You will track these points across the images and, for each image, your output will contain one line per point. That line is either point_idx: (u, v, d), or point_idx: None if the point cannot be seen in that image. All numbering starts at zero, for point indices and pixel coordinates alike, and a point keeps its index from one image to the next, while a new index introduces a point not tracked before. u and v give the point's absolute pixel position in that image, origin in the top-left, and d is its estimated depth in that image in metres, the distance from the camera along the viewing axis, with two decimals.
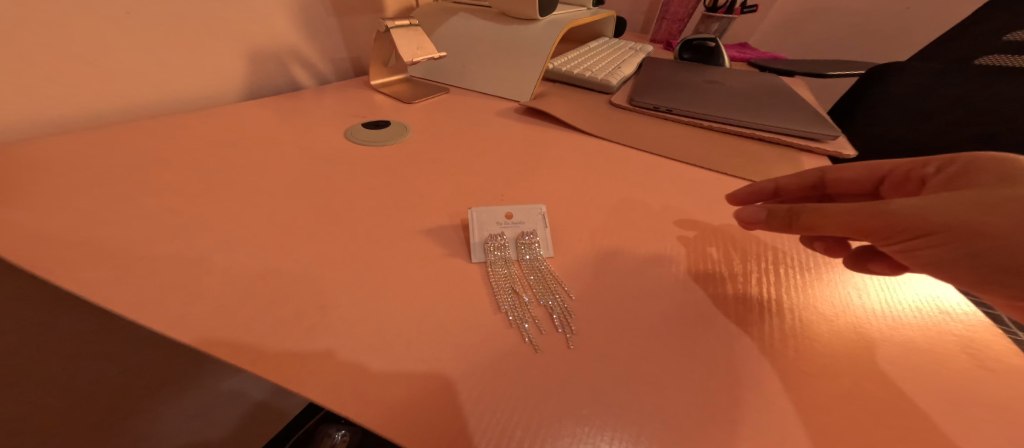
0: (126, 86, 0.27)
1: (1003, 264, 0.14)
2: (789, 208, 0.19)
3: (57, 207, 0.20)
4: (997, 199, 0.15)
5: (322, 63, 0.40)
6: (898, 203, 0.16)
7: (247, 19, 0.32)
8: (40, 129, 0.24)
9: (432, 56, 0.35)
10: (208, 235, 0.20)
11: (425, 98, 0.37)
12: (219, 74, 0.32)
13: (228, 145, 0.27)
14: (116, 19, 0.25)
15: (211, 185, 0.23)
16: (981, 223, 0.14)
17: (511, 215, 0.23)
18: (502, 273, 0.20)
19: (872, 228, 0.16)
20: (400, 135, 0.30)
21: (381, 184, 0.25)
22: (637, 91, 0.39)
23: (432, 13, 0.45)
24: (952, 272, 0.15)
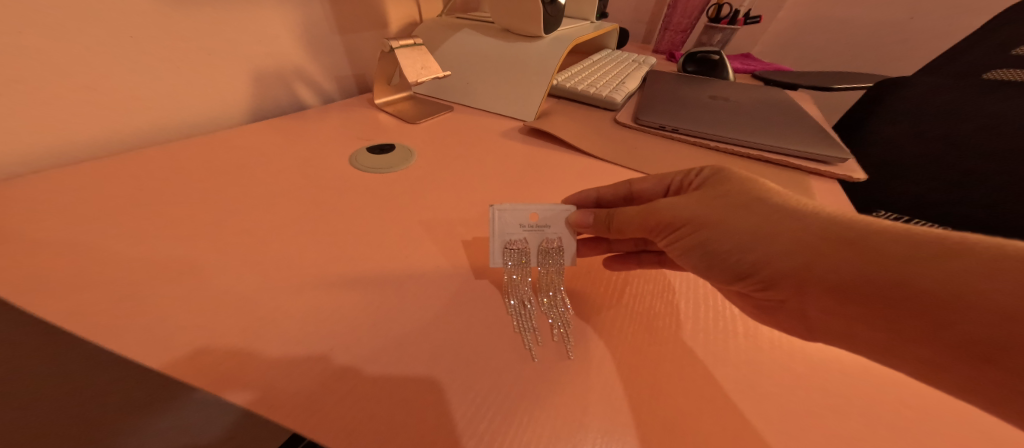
0: (133, 112, 0.27)
1: (715, 250, 0.19)
2: (607, 212, 0.22)
3: (57, 238, 0.19)
4: (717, 197, 0.19)
5: (327, 82, 0.40)
6: (664, 202, 0.20)
7: (252, 39, 0.32)
8: (42, 154, 0.24)
9: (436, 75, 0.35)
10: (212, 266, 0.19)
11: (430, 118, 0.36)
12: (224, 97, 0.32)
13: (232, 169, 0.27)
14: (121, 43, 0.25)
15: (214, 212, 0.23)
16: (710, 217, 0.19)
17: (540, 217, 0.22)
18: (515, 280, 0.21)
19: (650, 227, 0.21)
20: (406, 159, 0.30)
21: (385, 211, 0.25)
22: (643, 109, 0.39)
23: (435, 30, 0.45)
24: (687, 258, 0.20)
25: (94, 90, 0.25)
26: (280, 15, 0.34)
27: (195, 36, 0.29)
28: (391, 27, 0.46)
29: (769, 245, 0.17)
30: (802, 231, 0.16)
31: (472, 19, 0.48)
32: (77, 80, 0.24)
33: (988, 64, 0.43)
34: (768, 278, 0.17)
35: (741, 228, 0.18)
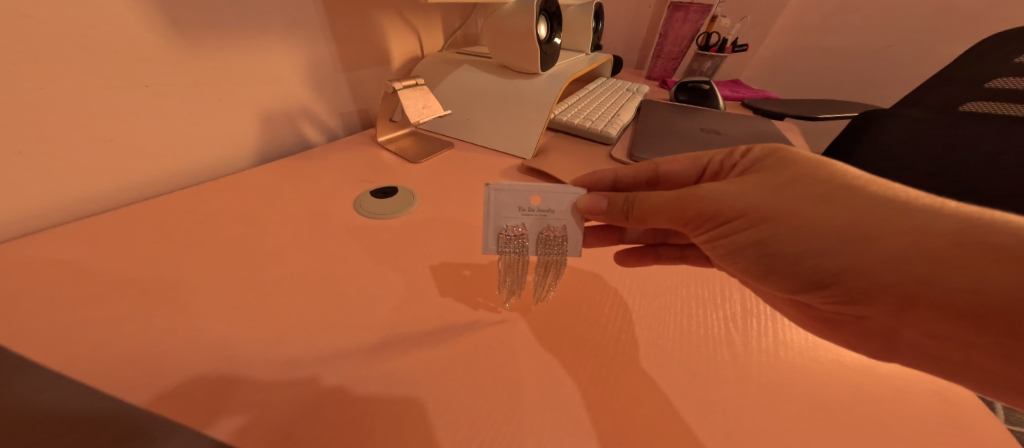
0: (145, 160, 0.28)
1: (786, 250, 0.19)
2: (626, 197, 0.23)
3: (71, 294, 0.20)
4: (781, 183, 0.19)
5: (333, 120, 0.42)
6: (708, 189, 0.21)
7: (262, 83, 0.34)
8: (54, 204, 0.25)
9: (437, 115, 0.36)
10: (218, 317, 0.20)
11: (431, 157, 0.37)
12: (233, 138, 0.33)
13: (240, 214, 0.28)
14: (135, 91, 0.26)
15: (219, 259, 0.24)
16: (777, 211, 0.19)
17: (539, 198, 0.22)
18: (513, 260, 0.23)
19: (692, 215, 0.21)
20: (408, 204, 0.31)
21: (386, 253, 0.26)
22: (637, 144, 0.40)
23: (435, 66, 0.47)
24: (744, 253, 0.20)
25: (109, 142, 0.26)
26: (289, 61, 0.35)
27: (208, 86, 0.30)
28: (392, 63, 0.47)
29: (867, 249, 0.16)
30: (922, 235, 0.16)
31: (471, 55, 0.50)
32: (93, 131, 0.25)
33: (965, 97, 0.44)
34: (861, 290, 0.17)
35: (834, 224, 0.17)
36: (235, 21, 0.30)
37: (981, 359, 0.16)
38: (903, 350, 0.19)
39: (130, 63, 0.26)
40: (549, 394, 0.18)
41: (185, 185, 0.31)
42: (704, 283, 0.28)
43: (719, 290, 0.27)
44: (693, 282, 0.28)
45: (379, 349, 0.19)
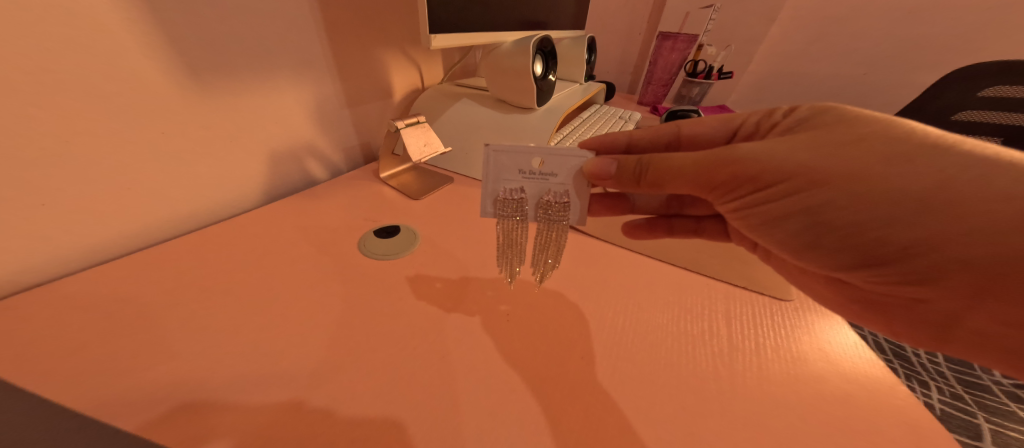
0: (161, 206, 0.30)
1: (846, 216, 0.22)
2: (637, 158, 0.26)
3: (96, 342, 0.22)
4: (838, 143, 0.22)
5: (338, 155, 0.44)
6: (748, 147, 0.23)
7: (271, 124, 0.36)
8: (74, 250, 0.27)
9: (437, 151, 0.38)
10: (229, 362, 0.22)
11: (430, 192, 0.39)
12: (242, 177, 0.35)
13: (253, 256, 0.30)
14: (152, 139, 0.28)
15: (231, 303, 0.25)
16: (833, 172, 0.21)
17: (533, 162, 0.25)
18: (511, 225, 0.28)
19: (734, 174, 0.24)
20: (411, 244, 0.32)
21: (388, 294, 0.28)
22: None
23: (436, 99, 0.49)
24: (788, 212, 0.23)
25: (127, 193, 0.28)
26: (299, 103, 0.38)
27: (222, 131, 0.32)
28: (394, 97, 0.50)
29: (939, 222, 0.20)
30: (991, 212, 0.19)
31: (469, 88, 0.53)
32: (109, 178, 0.27)
33: None
34: (935, 260, 0.20)
35: (903, 191, 0.20)
36: (248, 69, 0.33)
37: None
38: (954, 315, 0.22)
39: (147, 114, 0.28)
40: (532, 432, 0.20)
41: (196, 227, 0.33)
42: (692, 318, 0.29)
43: (706, 325, 0.29)
44: (681, 318, 0.29)
45: (378, 392, 0.21)
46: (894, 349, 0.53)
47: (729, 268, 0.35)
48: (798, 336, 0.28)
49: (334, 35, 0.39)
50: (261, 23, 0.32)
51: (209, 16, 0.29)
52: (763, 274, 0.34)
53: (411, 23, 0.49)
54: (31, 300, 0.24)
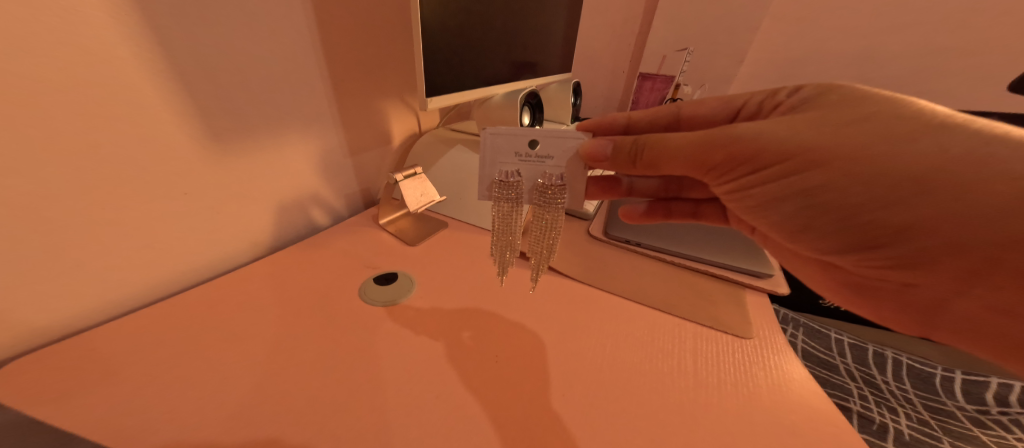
0: (186, 257, 0.36)
1: (847, 200, 0.26)
2: (634, 140, 0.30)
3: (121, 375, 0.26)
4: (842, 127, 0.26)
5: (338, 203, 0.50)
6: (749, 126, 0.27)
7: (281, 178, 0.42)
8: (105, 292, 0.32)
9: (433, 200, 0.41)
10: (234, 394, 0.25)
11: (425, 239, 0.45)
12: (251, 224, 0.41)
13: (266, 302, 0.34)
14: (175, 196, 0.33)
15: (242, 340, 0.30)
16: (835, 156, 0.25)
17: (528, 143, 0.31)
18: (508, 204, 0.34)
19: (742, 152, 0.28)
20: (407, 291, 0.37)
21: (382, 334, 0.32)
22: (611, 224, 0.52)
23: (432, 145, 0.53)
24: (790, 188, 0.28)
25: (158, 248, 0.34)
26: (306, 163, 0.44)
27: (240, 192, 0.38)
28: (393, 139, 0.56)
29: (934, 207, 0.23)
30: (985, 198, 0.22)
31: (464, 133, 0.57)
32: (136, 232, 0.32)
33: None
34: (929, 246, 0.24)
35: (905, 177, 0.24)
36: (263, 132, 0.38)
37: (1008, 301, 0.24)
38: (946, 293, 0.26)
39: (170, 177, 0.32)
40: None
41: (216, 274, 0.39)
42: (656, 356, 0.33)
43: (667, 361, 0.32)
44: (647, 355, 0.32)
45: (365, 423, 0.24)
46: (866, 376, 0.57)
47: (697, 309, 0.38)
48: (755, 371, 0.31)
49: (339, 104, 0.46)
50: (278, 102, 0.39)
51: (236, 102, 0.35)
52: (725, 312, 0.38)
53: (408, 83, 0.56)
54: (71, 340, 0.29)
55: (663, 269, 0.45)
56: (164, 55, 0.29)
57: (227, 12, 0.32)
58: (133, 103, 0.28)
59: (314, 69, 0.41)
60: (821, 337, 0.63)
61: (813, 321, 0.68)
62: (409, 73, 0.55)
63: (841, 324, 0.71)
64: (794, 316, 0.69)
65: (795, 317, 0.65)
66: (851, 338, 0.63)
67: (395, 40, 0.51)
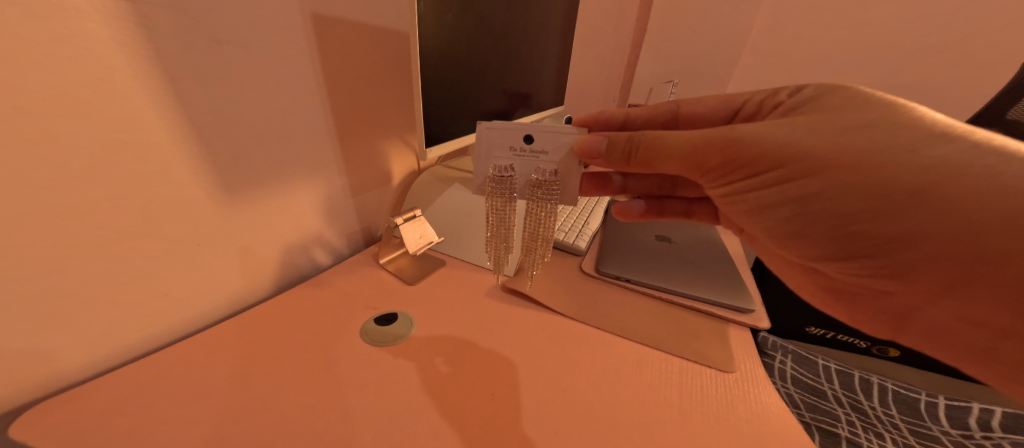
0: (200, 300, 0.40)
1: (839, 210, 0.30)
2: (627, 137, 0.34)
3: (138, 418, 0.29)
4: (841, 136, 0.29)
5: (339, 241, 0.55)
6: (751, 131, 0.31)
7: (287, 223, 0.46)
8: (125, 338, 0.35)
9: (431, 241, 0.44)
10: (242, 436, 0.28)
11: (422, 277, 0.50)
12: (257, 267, 0.44)
13: (276, 341, 0.37)
14: (191, 247, 0.37)
15: (251, 383, 0.33)
16: (831, 169, 0.29)
17: (522, 137, 0.35)
18: (501, 195, 0.37)
19: (746, 160, 0.32)
20: (406, 331, 0.40)
21: (381, 374, 0.35)
22: (602, 260, 0.54)
23: (429, 184, 0.57)
24: (787, 194, 0.32)
25: (174, 292, 0.37)
26: (312, 207, 0.48)
27: (249, 239, 0.42)
28: (393, 178, 0.61)
29: (915, 222, 0.28)
30: (963, 214, 0.26)
31: (459, 171, 0.62)
32: (154, 281, 0.35)
33: None
34: (909, 256, 0.29)
35: (893, 191, 0.28)
36: (273, 182, 0.42)
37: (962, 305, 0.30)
38: (916, 298, 0.32)
39: (187, 230, 0.36)
40: None
41: (227, 311, 0.43)
42: (641, 393, 0.34)
43: (650, 397, 0.34)
44: (632, 392, 0.35)
45: None
46: (853, 402, 0.59)
47: (682, 344, 0.41)
48: (735, 405, 0.33)
49: (344, 153, 0.50)
50: (289, 157, 0.43)
51: (250, 159, 0.39)
52: (708, 347, 0.40)
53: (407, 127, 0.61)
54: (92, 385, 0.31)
55: (648, 300, 0.48)
56: (190, 126, 0.33)
57: (247, 84, 0.36)
58: (161, 169, 0.32)
59: (322, 125, 0.46)
60: (810, 363, 0.64)
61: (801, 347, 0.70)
62: (409, 119, 0.60)
63: (829, 350, 0.73)
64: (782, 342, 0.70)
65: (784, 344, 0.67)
66: (837, 364, 0.64)
67: (396, 90, 0.56)
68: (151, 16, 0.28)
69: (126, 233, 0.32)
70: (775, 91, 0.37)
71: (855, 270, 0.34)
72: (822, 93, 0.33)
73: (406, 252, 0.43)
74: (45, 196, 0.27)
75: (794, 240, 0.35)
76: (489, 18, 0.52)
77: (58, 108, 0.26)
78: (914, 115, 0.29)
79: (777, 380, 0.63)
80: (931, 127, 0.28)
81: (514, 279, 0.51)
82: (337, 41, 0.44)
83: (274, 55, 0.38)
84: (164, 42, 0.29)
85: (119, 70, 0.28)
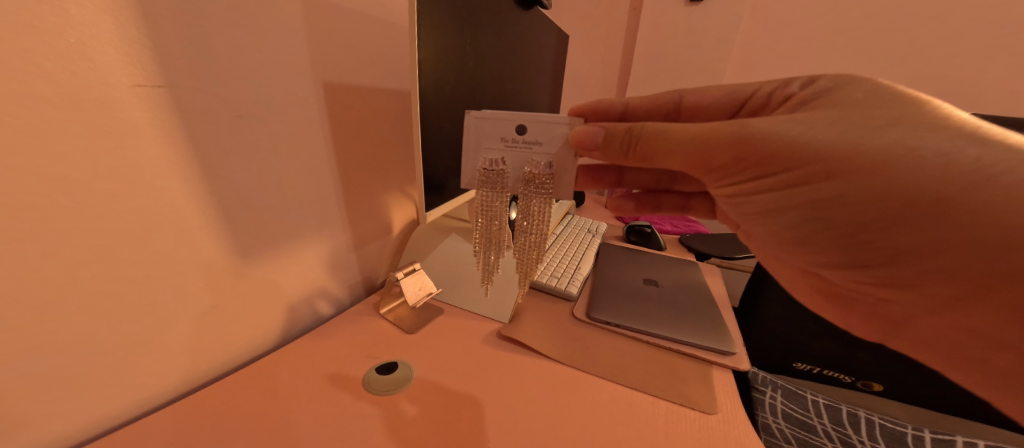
0: (209, 355, 0.42)
1: (849, 215, 0.33)
2: (627, 130, 0.37)
3: None
4: (860, 141, 0.32)
5: (342, 292, 0.59)
6: (764, 127, 0.33)
7: (293, 276, 0.50)
8: (135, 397, 0.37)
9: (426, 294, 0.51)
10: None
11: (420, 326, 0.52)
12: (262, 321, 0.47)
13: (279, 394, 0.39)
14: (207, 305, 0.40)
15: (256, 438, 0.34)
16: (846, 175, 0.32)
17: (510, 126, 0.39)
18: (493, 186, 0.41)
19: (760, 161, 0.35)
20: (406, 381, 0.42)
21: (380, 426, 0.36)
22: (593, 306, 0.56)
23: (428, 234, 0.62)
24: (801, 193, 0.35)
25: (186, 349, 0.39)
26: (318, 262, 0.53)
27: (257, 294, 0.45)
28: (393, 229, 0.67)
29: (926, 230, 0.31)
30: (975, 225, 0.29)
31: (455, 221, 0.67)
32: (170, 339, 0.38)
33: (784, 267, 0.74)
34: (915, 261, 0.32)
35: (903, 198, 0.31)
36: (283, 238, 0.47)
37: (963, 313, 0.33)
38: (921, 305, 0.35)
39: (204, 289, 0.39)
40: None
41: (233, 366, 0.45)
42: (629, 438, 0.36)
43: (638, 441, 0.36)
44: (621, 437, 0.36)
45: None
46: (842, 437, 0.59)
47: (669, 387, 0.43)
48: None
49: (349, 211, 0.56)
50: (299, 217, 0.48)
51: (264, 220, 0.44)
52: (692, 389, 0.42)
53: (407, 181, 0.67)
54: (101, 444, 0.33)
55: (635, 343, 0.50)
56: (216, 196, 0.38)
57: (267, 154, 0.42)
58: (182, 235, 0.36)
59: (331, 187, 0.52)
60: (798, 399, 0.63)
61: (787, 379, 0.68)
62: (409, 173, 0.67)
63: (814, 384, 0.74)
64: (770, 374, 0.68)
65: (773, 380, 0.64)
66: (825, 398, 0.63)
67: (397, 151, 0.63)
68: (187, 106, 0.33)
69: (151, 296, 0.35)
70: (786, 81, 0.39)
71: (862, 276, 0.37)
72: (836, 84, 0.35)
73: (408, 302, 0.52)
74: (86, 267, 0.30)
75: (803, 242, 0.38)
76: (480, 90, 0.59)
77: (100, 188, 0.30)
78: (935, 115, 0.32)
79: (767, 416, 0.64)
80: (954, 130, 0.31)
81: (508, 326, 0.53)
82: (345, 112, 0.51)
83: (289, 130, 0.44)
84: (196, 126, 0.34)
85: (154, 152, 0.32)
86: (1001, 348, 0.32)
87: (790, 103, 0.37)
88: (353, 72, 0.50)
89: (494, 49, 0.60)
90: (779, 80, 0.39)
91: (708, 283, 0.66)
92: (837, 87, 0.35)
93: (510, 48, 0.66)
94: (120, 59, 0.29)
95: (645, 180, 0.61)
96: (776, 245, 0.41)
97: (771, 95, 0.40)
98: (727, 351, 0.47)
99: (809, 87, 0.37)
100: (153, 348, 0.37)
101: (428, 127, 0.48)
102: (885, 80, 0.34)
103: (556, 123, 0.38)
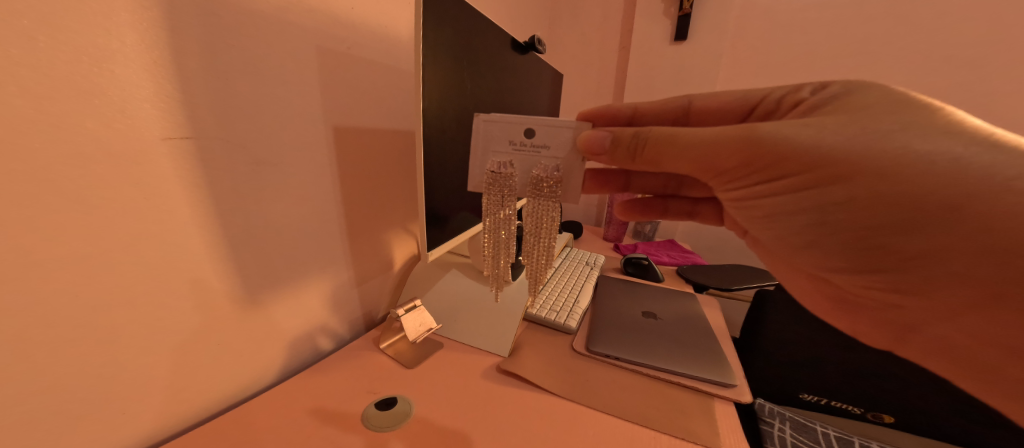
0: (210, 392, 0.42)
1: (852, 218, 0.34)
2: (633, 134, 0.38)
3: None
4: (865, 145, 0.33)
5: (342, 328, 0.60)
6: (768, 131, 0.35)
7: (296, 312, 0.51)
8: (132, 435, 0.37)
9: (427, 329, 0.53)
10: None
11: (419, 360, 0.53)
12: (264, 358, 0.48)
13: (275, 433, 0.39)
14: (215, 341, 0.42)
15: None
16: (852, 179, 0.33)
17: (518, 130, 0.41)
18: (499, 187, 0.43)
19: (766, 165, 0.36)
20: (404, 416, 0.42)
21: None
22: (593, 339, 0.56)
23: (431, 270, 0.64)
24: (805, 196, 0.36)
25: (189, 385, 0.40)
26: (320, 300, 0.55)
27: (259, 332, 0.46)
28: (396, 264, 0.69)
29: (935, 235, 0.32)
30: (988, 232, 0.30)
31: (458, 257, 0.69)
32: (175, 376, 0.39)
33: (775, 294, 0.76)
34: (925, 265, 0.33)
35: (908, 204, 0.32)
36: (288, 275, 0.49)
37: (978, 322, 0.33)
38: (936, 313, 0.35)
39: (212, 325, 0.41)
40: None
41: (230, 405, 0.45)
42: None
43: None
44: None
45: None
46: None
47: (670, 420, 0.42)
48: None
49: (352, 248, 0.58)
50: (307, 255, 0.51)
51: (273, 255, 0.46)
52: (694, 424, 0.42)
53: (410, 218, 0.71)
54: None
55: (634, 376, 0.50)
56: (225, 236, 0.40)
57: (279, 196, 0.45)
58: (193, 275, 0.38)
59: (338, 225, 0.55)
60: (808, 431, 0.61)
61: (796, 413, 0.66)
62: (411, 211, 0.70)
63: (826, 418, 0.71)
64: (777, 407, 0.66)
65: (779, 410, 0.62)
66: (836, 430, 0.62)
67: (401, 191, 0.67)
68: (210, 154, 0.37)
69: (161, 331, 0.37)
70: (797, 87, 0.41)
71: (869, 280, 0.38)
72: (848, 90, 0.37)
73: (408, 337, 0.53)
74: (106, 304, 0.32)
75: (808, 245, 0.39)
76: None
77: (125, 232, 0.32)
78: (950, 121, 0.33)
79: None
80: (966, 136, 0.32)
81: (508, 360, 0.53)
82: (353, 153, 0.55)
83: (299, 173, 0.47)
84: (217, 171, 0.38)
85: (176, 195, 0.35)
86: (993, 349, 0.33)
87: (802, 109, 0.39)
88: (361, 118, 0.55)
89: (493, 96, 0.65)
90: (790, 86, 0.42)
91: (706, 314, 0.66)
92: (848, 93, 0.37)
93: (507, 94, 0.71)
94: (156, 114, 0.32)
95: (652, 184, 0.63)
96: (782, 248, 0.42)
97: (782, 99, 0.42)
98: (729, 383, 0.47)
99: (820, 93, 0.39)
100: (156, 386, 0.37)
101: (430, 169, 0.52)
102: (897, 86, 0.35)
103: (564, 127, 0.40)
